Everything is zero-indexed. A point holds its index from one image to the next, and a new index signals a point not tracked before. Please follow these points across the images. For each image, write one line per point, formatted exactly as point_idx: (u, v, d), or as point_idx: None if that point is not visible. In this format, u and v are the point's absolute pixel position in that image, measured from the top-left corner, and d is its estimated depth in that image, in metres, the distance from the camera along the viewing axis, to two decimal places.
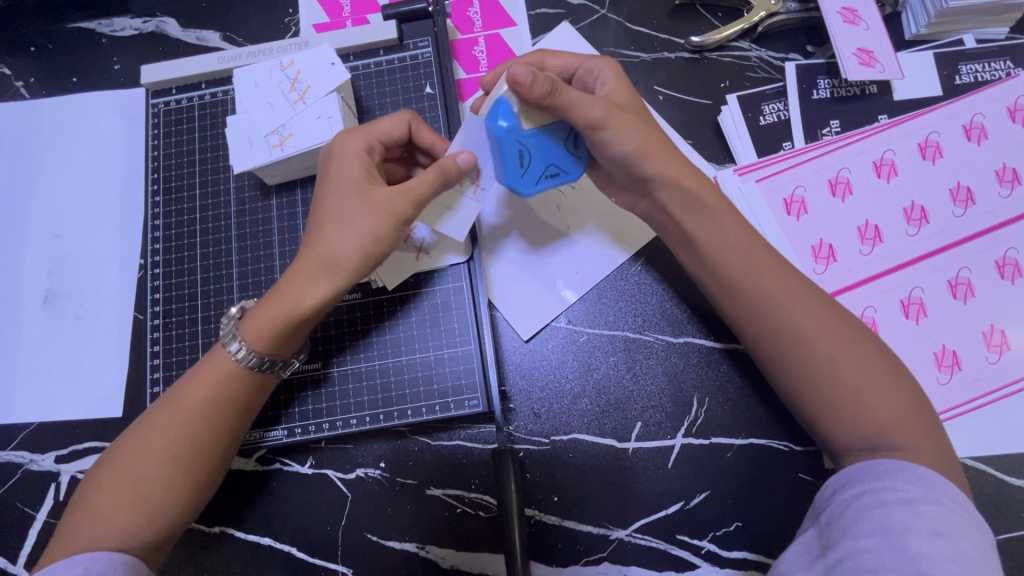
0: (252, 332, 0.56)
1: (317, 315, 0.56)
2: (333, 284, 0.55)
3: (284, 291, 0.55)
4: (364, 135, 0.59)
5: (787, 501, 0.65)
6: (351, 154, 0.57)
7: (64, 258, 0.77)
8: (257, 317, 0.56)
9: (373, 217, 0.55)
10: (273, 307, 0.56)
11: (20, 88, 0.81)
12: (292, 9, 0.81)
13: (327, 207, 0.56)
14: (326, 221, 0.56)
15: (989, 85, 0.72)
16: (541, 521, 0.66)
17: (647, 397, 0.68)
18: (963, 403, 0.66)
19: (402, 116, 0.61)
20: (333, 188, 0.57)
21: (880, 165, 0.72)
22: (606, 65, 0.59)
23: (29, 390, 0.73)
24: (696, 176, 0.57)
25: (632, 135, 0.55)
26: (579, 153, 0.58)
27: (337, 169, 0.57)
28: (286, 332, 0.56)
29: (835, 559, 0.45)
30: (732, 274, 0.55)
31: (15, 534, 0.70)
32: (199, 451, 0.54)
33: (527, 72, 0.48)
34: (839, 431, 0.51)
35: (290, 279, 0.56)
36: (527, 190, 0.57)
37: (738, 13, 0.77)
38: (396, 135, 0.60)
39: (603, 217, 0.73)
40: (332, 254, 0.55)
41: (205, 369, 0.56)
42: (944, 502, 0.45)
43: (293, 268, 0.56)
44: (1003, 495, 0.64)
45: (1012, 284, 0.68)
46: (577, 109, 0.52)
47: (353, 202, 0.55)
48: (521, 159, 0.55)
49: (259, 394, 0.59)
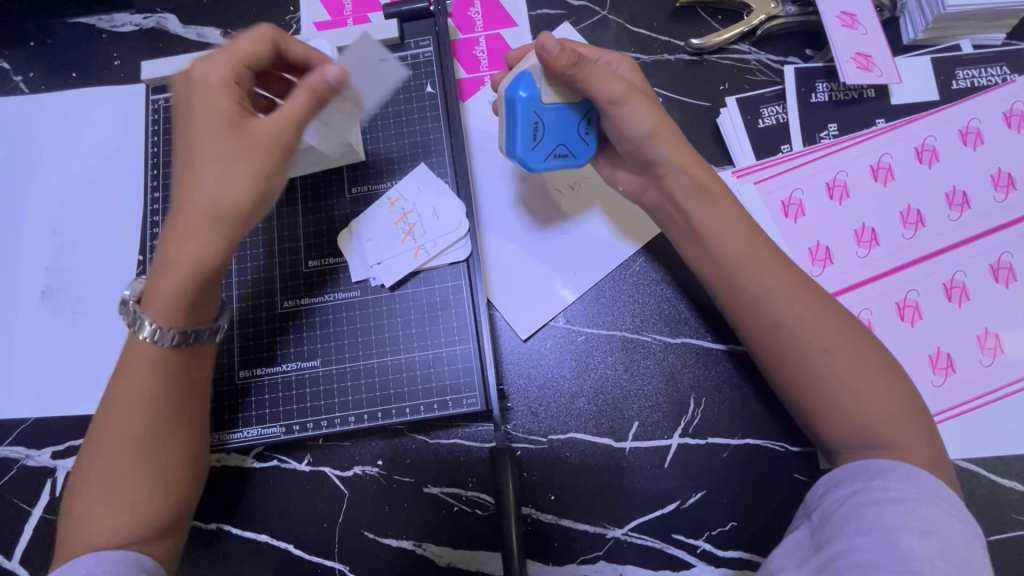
0: (155, 302, 0.52)
1: (216, 269, 0.52)
2: (221, 231, 0.51)
3: (173, 253, 0.51)
4: (227, 57, 0.55)
5: (782, 501, 0.65)
6: (210, 81, 0.53)
7: (63, 253, 0.77)
8: (157, 287, 0.52)
9: (249, 149, 0.51)
10: (166, 273, 0.51)
11: (19, 83, 0.81)
12: (293, 7, 0.81)
13: (205, 144, 0.51)
14: (194, 155, 0.51)
15: (984, 91, 0.73)
16: (537, 520, 0.67)
17: (644, 396, 0.69)
18: (958, 405, 0.67)
19: (262, 34, 0.57)
20: (215, 124, 0.52)
21: (877, 169, 0.72)
22: (625, 58, 0.62)
23: (25, 384, 0.73)
24: (692, 177, 0.58)
25: (649, 117, 0.57)
26: (590, 136, 0.61)
27: (201, 105, 0.52)
28: (187, 297, 0.52)
29: (829, 556, 0.45)
30: (733, 268, 0.56)
31: (12, 530, 0.70)
32: (154, 437, 0.54)
33: (555, 41, 0.53)
34: (831, 427, 0.51)
35: (170, 232, 0.51)
36: (535, 165, 0.60)
37: (739, 16, 0.77)
38: (263, 55, 0.57)
39: (596, 215, 0.73)
40: (206, 195, 0.50)
41: (136, 352, 0.54)
42: (934, 501, 0.45)
43: (175, 223, 0.51)
44: (998, 496, 0.65)
45: (1006, 287, 0.69)
46: (596, 86, 0.55)
47: (219, 131, 0.51)
48: (534, 133, 0.59)
49: (198, 364, 0.57)
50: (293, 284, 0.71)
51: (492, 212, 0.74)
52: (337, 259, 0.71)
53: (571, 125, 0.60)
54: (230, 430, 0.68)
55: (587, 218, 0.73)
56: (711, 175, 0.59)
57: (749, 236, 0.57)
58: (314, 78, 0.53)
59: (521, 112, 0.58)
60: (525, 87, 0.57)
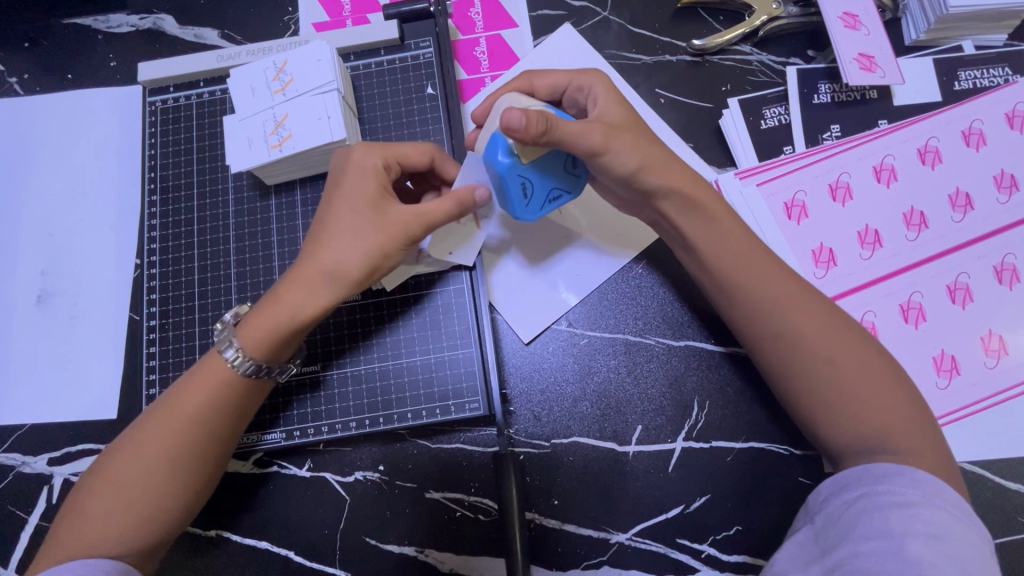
0: (248, 339, 0.54)
1: (316, 324, 0.55)
2: (335, 294, 0.54)
3: (282, 297, 0.54)
4: (383, 148, 0.58)
5: (787, 505, 0.65)
6: (366, 166, 0.56)
7: (59, 257, 0.76)
8: (254, 324, 0.54)
9: (380, 233, 0.54)
10: (270, 315, 0.54)
11: (14, 84, 0.80)
12: (292, 8, 0.80)
13: (341, 217, 0.55)
14: (329, 229, 0.55)
15: (987, 92, 0.73)
16: (541, 525, 0.66)
17: (648, 399, 0.68)
18: (961, 408, 0.66)
19: (427, 149, 0.61)
20: (351, 201, 0.55)
21: (880, 170, 0.72)
22: (596, 80, 0.59)
23: (23, 390, 0.72)
24: (684, 196, 0.56)
25: (632, 154, 0.55)
26: (580, 173, 0.58)
27: (350, 180, 0.56)
28: (282, 340, 0.55)
29: (835, 561, 0.45)
30: (734, 278, 0.56)
31: (9, 537, 0.69)
32: (190, 458, 0.53)
33: (521, 113, 0.49)
34: (838, 432, 0.51)
35: (289, 286, 0.54)
36: (533, 217, 0.58)
37: (741, 16, 0.77)
38: (416, 160, 0.60)
39: (588, 239, 0.72)
40: (334, 264, 0.54)
41: (204, 371, 0.55)
42: (941, 505, 0.45)
43: (293, 274, 0.54)
44: (1003, 499, 0.65)
45: (1010, 289, 0.68)
46: (575, 141, 0.53)
47: (359, 211, 0.54)
48: (524, 190, 0.56)
49: (257, 397, 0.58)
50: None
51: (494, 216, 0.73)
52: None
53: (558, 171, 0.56)
54: None
55: (581, 237, 0.72)
56: (704, 189, 0.57)
57: (749, 244, 0.57)
58: (469, 196, 0.57)
59: (507, 178, 0.55)
60: (502, 152, 0.54)
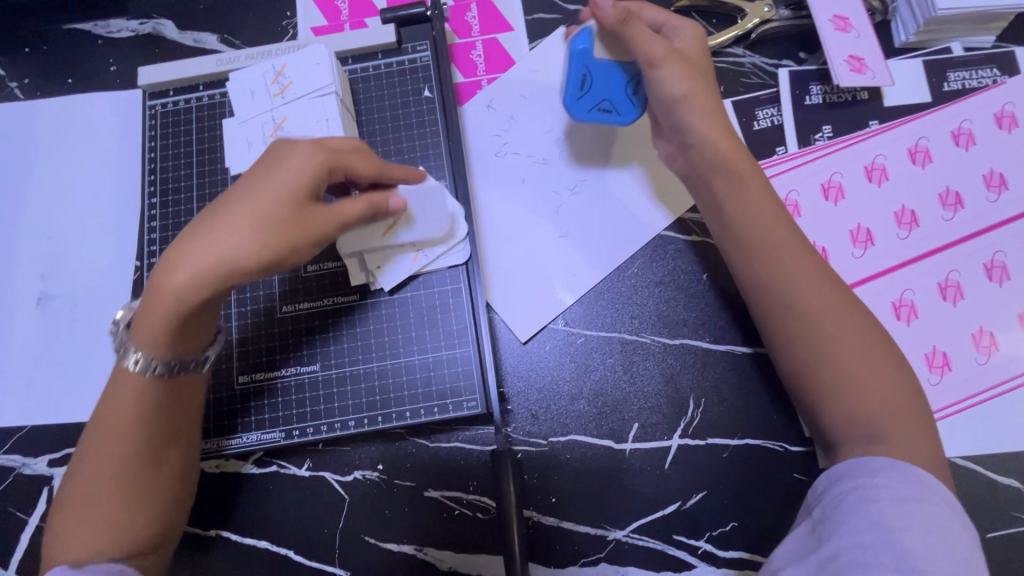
0: (143, 333, 0.51)
1: (194, 313, 0.51)
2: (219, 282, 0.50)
3: (163, 281, 0.50)
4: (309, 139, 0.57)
5: (782, 501, 0.66)
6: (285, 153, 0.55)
7: (59, 259, 0.76)
8: (143, 315, 0.51)
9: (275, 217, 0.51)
10: (155, 304, 0.50)
11: (14, 89, 0.81)
12: (290, 12, 0.81)
13: (241, 200, 0.51)
14: (224, 211, 0.51)
15: (975, 93, 0.74)
16: (539, 523, 0.67)
17: (643, 398, 0.69)
18: (954, 403, 0.67)
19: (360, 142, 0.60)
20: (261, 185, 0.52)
21: (871, 170, 0.73)
22: (690, 25, 0.63)
23: (23, 392, 0.73)
24: (716, 151, 0.58)
25: (682, 82, 0.58)
26: (638, 99, 0.62)
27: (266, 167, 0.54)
28: (168, 331, 0.51)
29: (828, 554, 0.45)
30: (755, 244, 0.57)
31: (9, 539, 0.69)
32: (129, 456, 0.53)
33: None
34: (834, 413, 0.52)
35: (169, 268, 0.50)
36: (578, 115, 0.63)
37: (733, 20, 0.78)
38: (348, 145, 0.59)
39: (591, 222, 0.73)
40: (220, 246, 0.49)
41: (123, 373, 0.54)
42: (933, 501, 0.45)
43: (174, 255, 0.50)
44: (994, 494, 0.66)
45: (1000, 286, 0.69)
46: (641, 43, 0.58)
47: (262, 194, 0.52)
48: (581, 84, 0.61)
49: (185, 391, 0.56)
50: (292, 288, 0.70)
51: (493, 217, 0.74)
52: (334, 263, 0.70)
53: (619, 84, 0.62)
54: (231, 436, 0.68)
55: (578, 233, 0.73)
56: (739, 150, 0.59)
57: (773, 212, 0.57)
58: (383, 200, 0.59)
59: (572, 64, 0.61)
60: (582, 38, 0.60)
